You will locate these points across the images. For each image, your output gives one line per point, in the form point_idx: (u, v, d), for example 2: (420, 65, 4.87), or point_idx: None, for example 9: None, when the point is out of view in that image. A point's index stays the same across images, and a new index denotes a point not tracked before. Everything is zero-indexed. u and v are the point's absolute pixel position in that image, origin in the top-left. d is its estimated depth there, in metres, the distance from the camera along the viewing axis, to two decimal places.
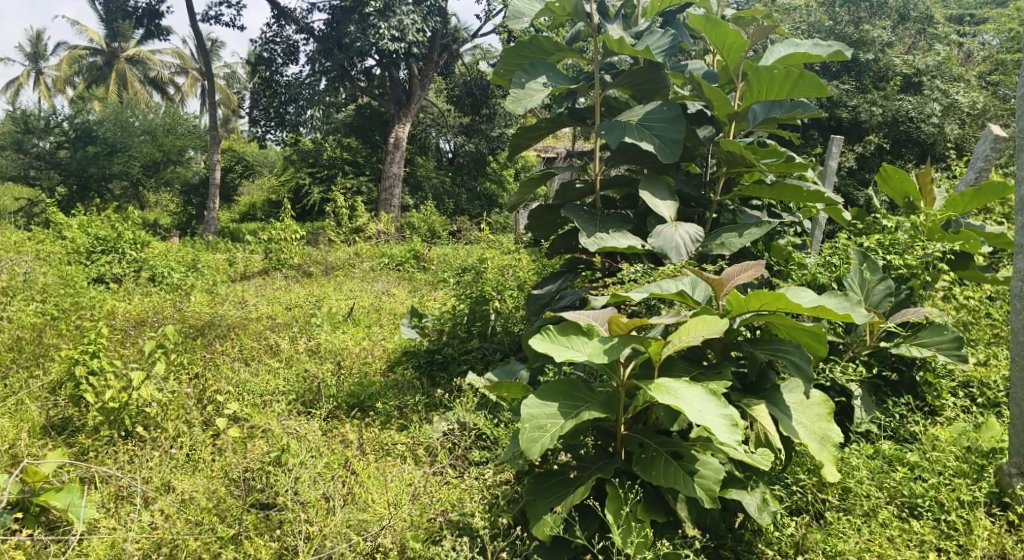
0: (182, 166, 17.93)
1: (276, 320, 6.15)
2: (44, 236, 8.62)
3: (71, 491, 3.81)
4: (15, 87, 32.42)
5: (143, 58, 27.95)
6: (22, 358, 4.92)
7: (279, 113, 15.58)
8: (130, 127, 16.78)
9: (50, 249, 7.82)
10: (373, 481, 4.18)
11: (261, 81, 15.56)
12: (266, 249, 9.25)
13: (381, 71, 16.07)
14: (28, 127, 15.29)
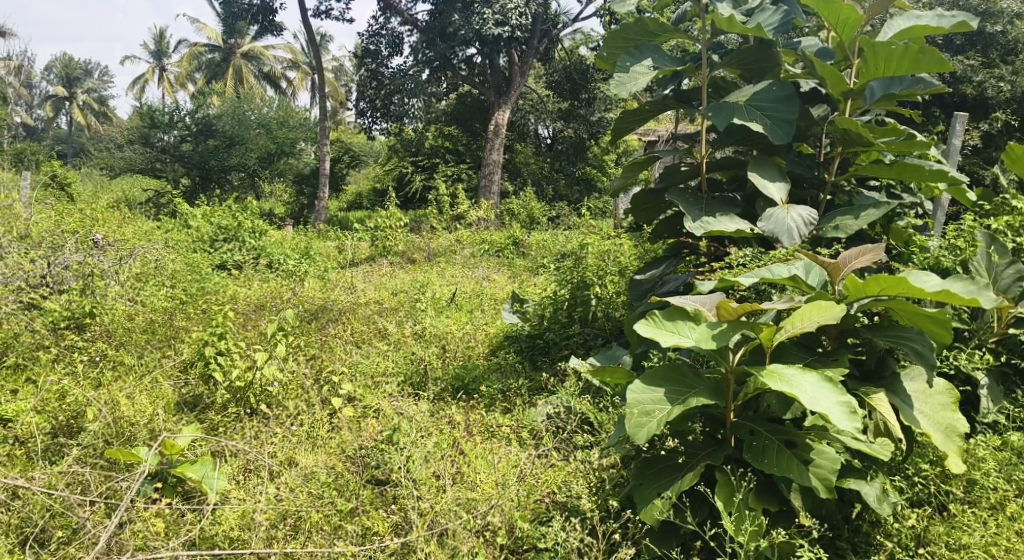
0: (293, 158, 18.15)
1: (383, 305, 6.31)
2: (172, 225, 9.16)
3: (203, 464, 4.12)
4: (141, 84, 34.17)
5: (256, 53, 28.90)
6: (156, 339, 5.25)
7: (384, 103, 16.07)
8: (246, 121, 17.39)
9: (177, 238, 8.31)
10: (480, 461, 4.33)
11: (368, 74, 16.04)
12: (373, 237, 9.57)
13: (482, 59, 16.15)
14: (154, 123, 16.35)
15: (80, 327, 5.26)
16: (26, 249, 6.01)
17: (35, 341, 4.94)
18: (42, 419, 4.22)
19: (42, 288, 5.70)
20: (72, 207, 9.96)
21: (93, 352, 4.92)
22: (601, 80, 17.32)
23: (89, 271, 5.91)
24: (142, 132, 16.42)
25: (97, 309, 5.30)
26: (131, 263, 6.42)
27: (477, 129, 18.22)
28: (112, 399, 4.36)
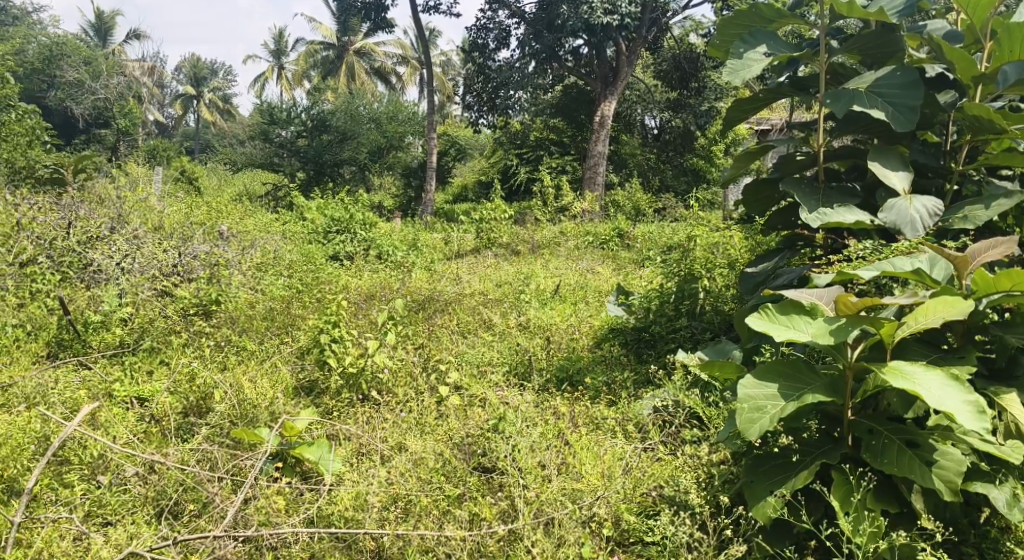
0: (402, 153, 18.63)
1: (487, 296, 6.40)
2: (288, 217, 9.59)
3: (319, 446, 4.29)
4: (261, 80, 35.37)
5: (368, 49, 28.87)
6: (274, 327, 5.51)
7: (490, 98, 16.13)
8: (359, 116, 17.72)
9: (294, 230, 8.67)
10: (586, 453, 4.33)
11: (476, 68, 16.15)
12: (477, 229, 9.69)
13: (589, 50, 16.01)
14: (273, 119, 16.91)
15: (206, 313, 5.56)
16: (160, 239, 6.50)
17: (167, 326, 5.25)
18: (175, 399, 4.52)
19: (174, 276, 6.14)
20: (199, 201, 10.49)
21: (219, 338, 5.22)
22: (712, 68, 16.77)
23: (214, 262, 6.41)
24: (263, 128, 17.13)
25: (222, 297, 5.63)
26: (252, 254, 6.93)
27: (583, 121, 17.84)
28: (236, 383, 4.64)
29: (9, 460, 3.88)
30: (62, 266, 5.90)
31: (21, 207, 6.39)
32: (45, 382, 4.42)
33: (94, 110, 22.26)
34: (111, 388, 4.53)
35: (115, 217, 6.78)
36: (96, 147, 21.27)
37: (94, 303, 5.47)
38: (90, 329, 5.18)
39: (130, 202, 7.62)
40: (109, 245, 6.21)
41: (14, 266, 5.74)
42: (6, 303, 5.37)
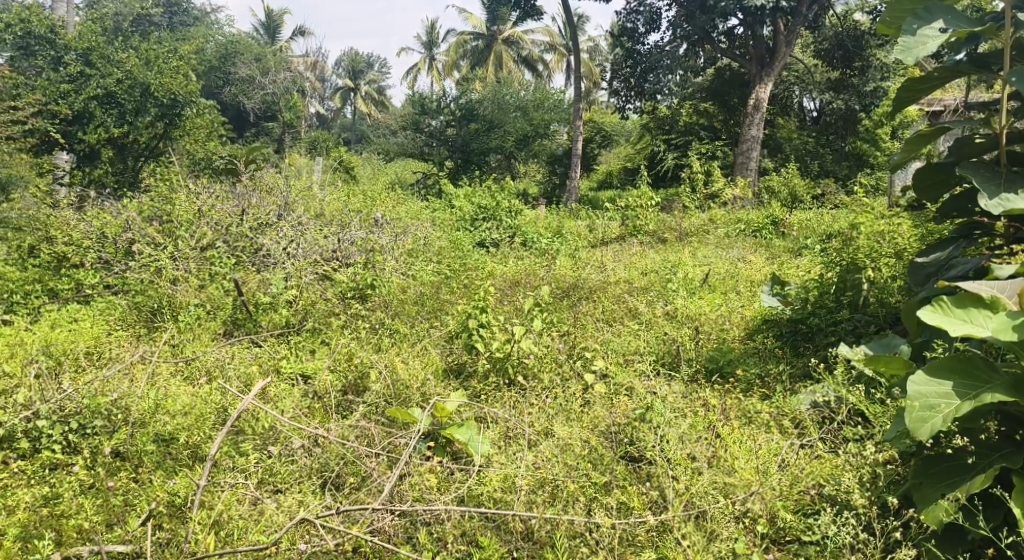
0: (547, 139, 18.19)
1: (633, 285, 6.34)
2: (438, 205, 9.86)
3: (469, 427, 4.41)
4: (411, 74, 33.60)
5: (515, 37, 26.61)
6: (425, 311, 5.70)
7: (638, 82, 15.57)
8: (506, 105, 17.46)
9: (443, 217, 8.90)
10: (739, 447, 4.24)
11: (623, 53, 15.55)
12: (623, 217, 9.56)
13: (744, 31, 14.87)
14: (424, 109, 17.41)
15: (362, 296, 5.92)
16: (321, 226, 6.96)
17: (327, 308, 5.61)
18: (335, 377, 4.79)
19: (333, 260, 6.50)
20: (356, 189, 10.99)
21: (373, 320, 5.50)
22: (879, 45, 15.23)
23: (370, 247, 6.74)
24: (413, 118, 17.66)
25: (376, 281, 5.95)
26: (404, 239, 7.19)
27: (735, 104, 16.67)
28: (391, 363, 4.87)
29: (192, 429, 4.30)
30: (237, 250, 6.44)
31: (201, 196, 7.05)
32: (223, 357, 4.88)
33: (262, 104, 23.75)
34: (279, 364, 4.88)
35: (281, 205, 7.31)
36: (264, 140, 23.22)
37: (264, 286, 5.90)
38: (260, 310, 5.57)
39: (296, 190, 8.10)
40: (277, 231, 6.76)
41: (196, 248, 6.35)
42: (188, 284, 5.83)
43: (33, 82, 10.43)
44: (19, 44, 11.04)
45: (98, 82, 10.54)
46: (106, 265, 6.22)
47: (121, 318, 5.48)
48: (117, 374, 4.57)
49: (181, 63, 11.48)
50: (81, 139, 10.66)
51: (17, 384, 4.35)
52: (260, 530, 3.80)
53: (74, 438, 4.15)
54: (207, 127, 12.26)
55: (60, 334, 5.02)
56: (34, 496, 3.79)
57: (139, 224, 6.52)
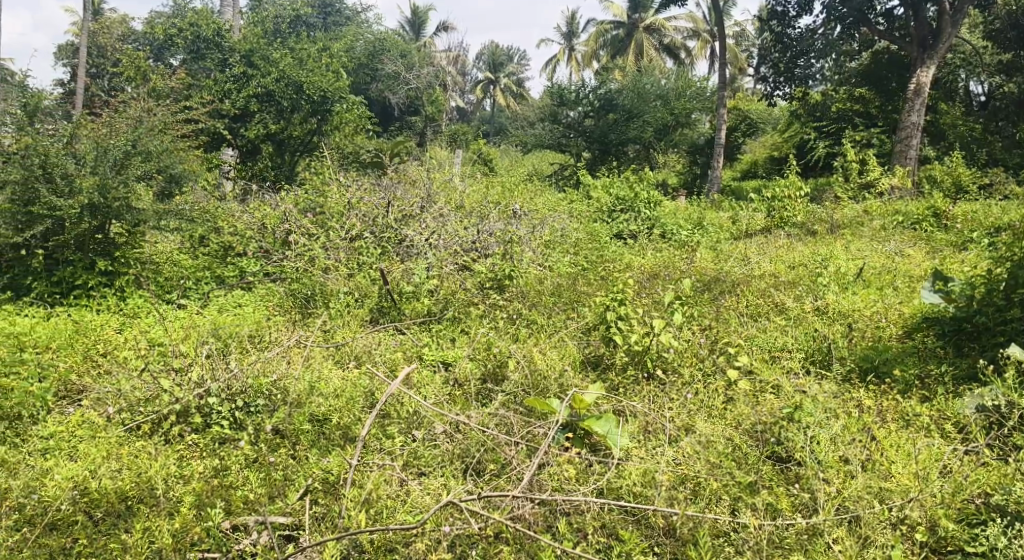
0: (689, 129, 17.25)
1: (780, 279, 6.12)
2: (575, 196, 9.85)
3: (607, 420, 4.37)
4: (553, 64, 31.85)
5: (658, 26, 24.70)
6: (561, 302, 5.73)
7: (788, 67, 14.76)
8: (646, 93, 16.86)
9: (580, 208, 8.92)
10: (896, 451, 4.02)
11: (772, 37, 14.75)
12: (768, 209, 9.22)
13: (905, 10, 13.65)
14: (562, 100, 17.26)
15: (500, 286, 6.00)
16: (461, 217, 7.10)
17: (467, 299, 5.76)
18: (475, 365, 4.93)
19: (473, 252, 6.61)
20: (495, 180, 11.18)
21: (511, 311, 5.60)
22: None
23: (508, 238, 6.81)
24: (553, 109, 17.52)
25: (514, 272, 6.06)
26: (541, 231, 7.26)
27: (894, 90, 15.13)
28: (530, 354, 4.94)
29: (343, 411, 4.54)
30: (383, 240, 6.71)
31: (351, 189, 7.45)
32: (370, 344, 5.14)
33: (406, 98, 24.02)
34: (422, 351, 5.08)
35: (425, 197, 7.50)
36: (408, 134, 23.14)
37: (407, 275, 6.10)
38: (404, 298, 5.80)
39: (438, 182, 8.29)
40: (420, 222, 6.99)
41: (346, 239, 6.69)
42: (339, 272, 6.15)
43: (202, 82, 11.28)
44: (190, 47, 11.58)
45: (258, 82, 11.32)
46: (266, 254, 6.85)
47: (279, 303, 5.86)
48: (276, 356, 4.91)
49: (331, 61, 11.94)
50: (243, 134, 11.58)
51: (192, 362, 4.74)
52: (407, 510, 3.92)
53: (240, 416, 4.47)
54: (355, 121, 12.85)
55: (228, 318, 5.44)
56: (206, 468, 4.08)
57: (296, 216, 7.07)
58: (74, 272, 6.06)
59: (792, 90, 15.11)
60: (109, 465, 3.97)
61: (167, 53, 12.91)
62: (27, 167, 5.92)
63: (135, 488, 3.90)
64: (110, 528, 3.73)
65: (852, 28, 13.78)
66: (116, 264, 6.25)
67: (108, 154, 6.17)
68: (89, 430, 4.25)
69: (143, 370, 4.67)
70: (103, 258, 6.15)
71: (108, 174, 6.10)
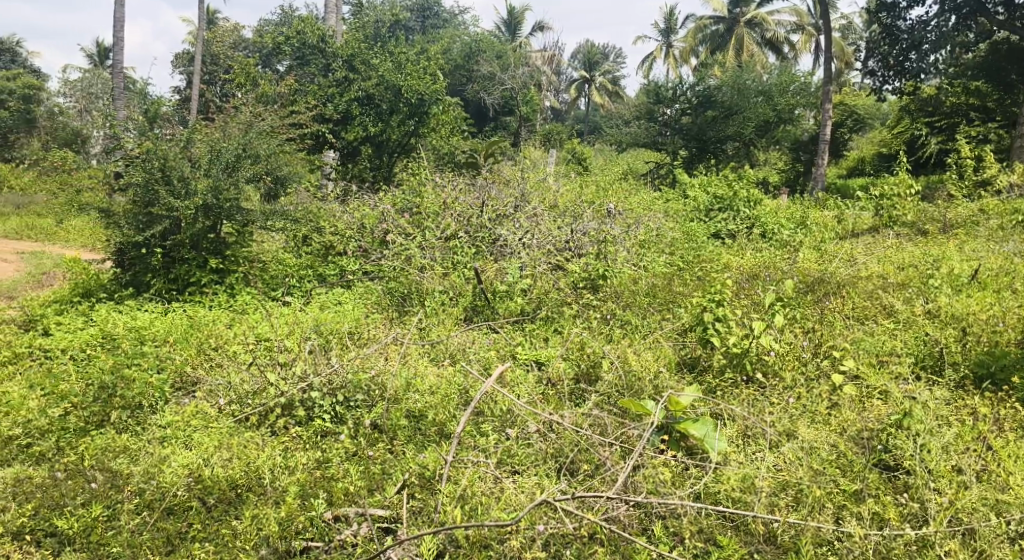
0: (792, 126, 16.60)
1: (888, 280, 5.84)
2: (671, 195, 9.73)
3: (705, 423, 4.27)
4: (648, 61, 30.33)
5: (759, 20, 23.21)
6: (657, 303, 5.66)
7: (898, 61, 14.12)
8: (747, 90, 16.04)
9: (677, 207, 8.82)
10: (1015, 462, 3.82)
11: (882, 30, 14.17)
12: (875, 207, 8.82)
13: None
14: (659, 98, 16.59)
15: (594, 286, 6.04)
16: (555, 217, 7.12)
17: (560, 298, 5.80)
18: (568, 365, 4.93)
19: (566, 251, 6.61)
20: (589, 180, 11.12)
21: (604, 312, 5.58)
22: None
23: (602, 238, 6.77)
24: (648, 108, 16.91)
25: (608, 272, 6.05)
26: (636, 230, 7.16)
27: (1014, 82, 14.08)
28: (623, 354, 4.92)
29: (438, 408, 4.61)
30: (477, 240, 6.78)
31: (447, 189, 7.57)
32: (464, 341, 5.22)
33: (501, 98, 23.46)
34: (515, 350, 5.12)
35: (518, 197, 7.55)
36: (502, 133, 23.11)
37: (501, 274, 6.16)
38: (497, 297, 5.87)
39: (532, 182, 8.31)
40: (515, 222, 7.03)
41: (442, 238, 6.81)
42: (434, 271, 6.26)
43: (307, 88, 11.75)
44: (296, 54, 12.01)
45: (360, 86, 11.65)
46: (364, 253, 6.96)
47: (377, 301, 6.04)
48: (374, 352, 5.04)
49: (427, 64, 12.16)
50: (344, 137, 11.95)
51: (296, 356, 4.93)
52: (501, 508, 3.93)
53: (340, 409, 4.62)
54: (450, 122, 13.09)
55: (329, 315, 5.61)
56: (310, 459, 4.24)
57: (394, 216, 7.22)
58: (189, 270, 6.42)
59: (902, 85, 14.48)
60: (221, 454, 4.18)
61: (274, 60, 13.49)
62: (148, 170, 6.33)
63: (245, 477, 4.09)
64: (222, 515, 3.93)
65: (969, 19, 13.03)
66: (228, 262, 6.57)
67: (220, 156, 6.52)
68: (202, 420, 4.48)
69: (250, 364, 4.90)
70: (215, 257, 6.49)
71: (220, 176, 6.45)
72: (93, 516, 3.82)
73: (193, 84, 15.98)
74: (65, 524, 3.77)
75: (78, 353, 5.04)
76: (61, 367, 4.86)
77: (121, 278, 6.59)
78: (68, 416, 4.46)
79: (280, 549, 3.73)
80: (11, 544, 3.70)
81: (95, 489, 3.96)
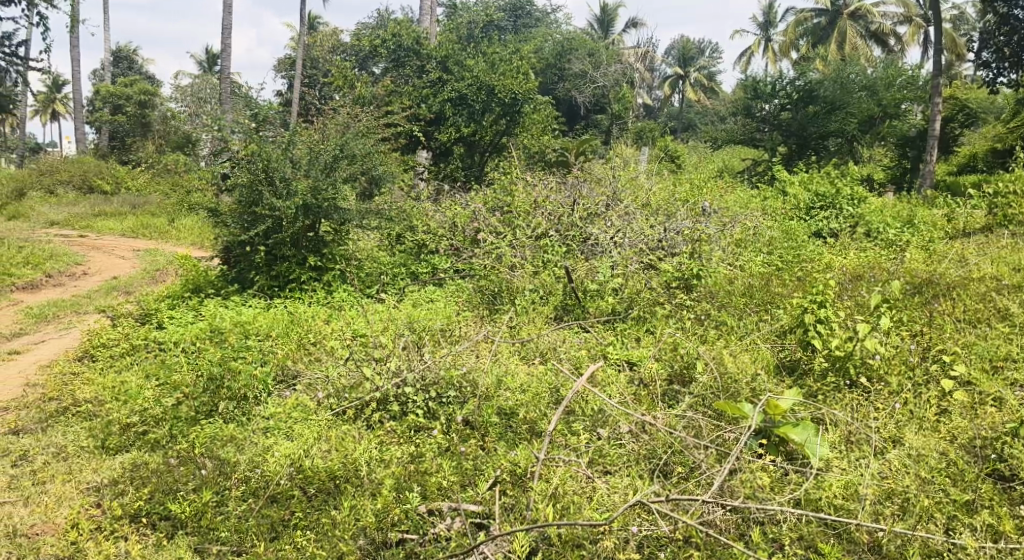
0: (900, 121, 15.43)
1: (1004, 282, 5.50)
2: (769, 192, 9.51)
3: (806, 428, 4.11)
4: (747, 56, 29.33)
5: (864, 12, 21.96)
6: (754, 304, 5.52)
7: (1015, 51, 13.09)
8: (851, 84, 15.32)
9: (776, 205, 8.63)
10: None
11: (997, 19, 13.21)
12: (990, 205, 8.29)
13: None
14: (758, 93, 16.02)
15: (687, 286, 5.94)
16: (648, 216, 7.06)
17: (652, 298, 5.75)
18: (661, 365, 4.87)
19: (659, 250, 6.55)
20: (683, 177, 10.96)
21: (699, 312, 5.51)
22: None
23: (697, 237, 6.67)
24: (746, 103, 16.35)
25: (702, 272, 5.93)
26: (732, 229, 7.02)
27: None
28: (719, 356, 4.82)
29: (529, 406, 4.62)
30: (568, 239, 6.79)
31: (538, 188, 7.60)
32: (555, 341, 5.24)
33: (593, 97, 22.83)
34: (607, 350, 5.10)
35: (610, 195, 7.50)
36: (592, 132, 22.94)
37: (592, 273, 6.17)
38: (588, 296, 5.90)
39: (625, 179, 8.23)
40: (606, 222, 7.00)
41: (533, 237, 6.85)
42: (524, 270, 6.30)
43: (403, 89, 12.09)
44: (392, 56, 12.39)
45: (453, 86, 11.85)
46: (456, 251, 7.20)
47: (468, 299, 6.14)
48: (465, 349, 5.11)
49: (521, 63, 12.22)
50: (437, 138, 12.19)
51: (390, 352, 5.05)
52: (594, 507, 3.88)
53: (433, 405, 4.68)
54: (542, 121, 13.12)
55: (421, 312, 5.71)
56: (404, 453, 4.30)
57: (485, 214, 7.30)
58: (289, 267, 6.65)
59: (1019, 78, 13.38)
60: (320, 446, 4.31)
61: (371, 63, 13.91)
62: (253, 171, 6.61)
63: (343, 469, 4.18)
64: (322, 505, 4.03)
65: None
66: (325, 260, 6.80)
67: (319, 158, 6.76)
68: (302, 413, 4.62)
69: (347, 359, 5.03)
70: (314, 255, 6.72)
71: (320, 177, 6.66)
72: (203, 501, 3.99)
73: (294, 88, 16.60)
74: (178, 508, 3.96)
75: (189, 345, 5.32)
76: (174, 358, 5.15)
77: (227, 275, 6.93)
78: (180, 405, 4.71)
79: (376, 539, 3.81)
80: (129, 526, 3.92)
81: (205, 475, 4.15)
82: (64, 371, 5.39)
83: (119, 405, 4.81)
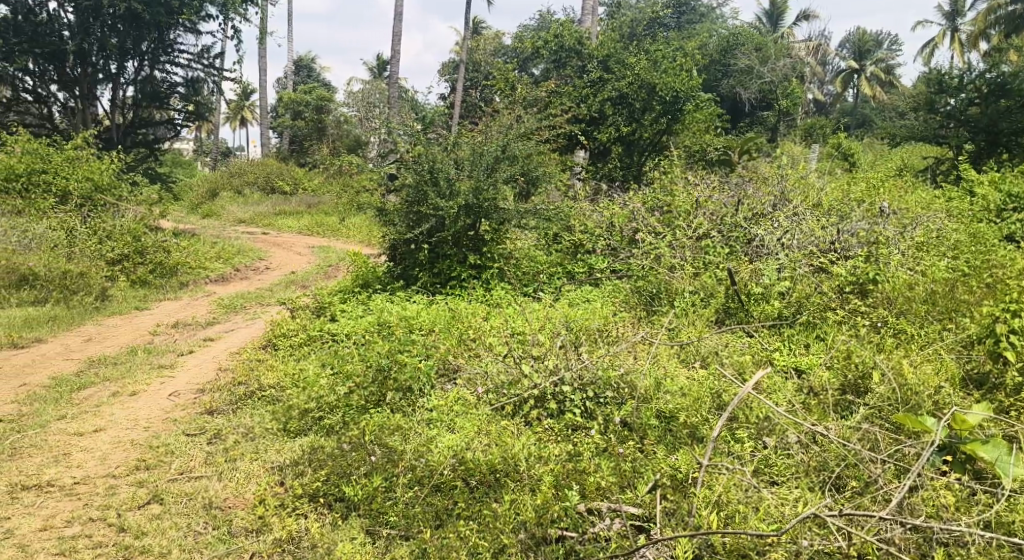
0: None
1: None
2: (954, 193, 8.88)
3: (996, 446, 3.81)
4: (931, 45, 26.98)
5: None
6: (937, 312, 5.22)
7: None
8: None
9: (961, 207, 8.09)
10: None
11: None
12: None
13: None
14: (940, 86, 13.11)
15: (862, 291, 5.69)
16: (820, 217, 6.82)
17: (824, 302, 5.57)
18: (833, 374, 4.68)
19: (832, 252, 6.33)
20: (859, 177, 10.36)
21: (876, 319, 5.28)
22: None
23: (874, 239, 6.38)
24: (927, 97, 13.47)
25: (879, 276, 5.62)
26: (913, 231, 6.64)
27: None
28: (898, 366, 4.57)
29: (691, 410, 4.53)
30: (731, 239, 6.73)
31: (699, 188, 7.53)
32: (718, 344, 5.18)
33: (760, 93, 21.97)
34: (773, 356, 4.96)
35: (778, 195, 7.34)
36: (757, 129, 22.32)
37: (756, 275, 6.08)
38: (752, 300, 5.76)
39: (795, 179, 7.96)
40: (772, 222, 6.89)
41: (693, 238, 6.82)
42: (685, 271, 6.32)
43: (563, 90, 12.29)
44: (553, 57, 12.85)
45: (613, 85, 11.86)
46: (613, 251, 7.31)
47: (626, 300, 6.19)
48: (624, 350, 5.14)
49: (685, 61, 11.99)
50: (596, 137, 12.22)
51: (549, 351, 5.12)
52: (760, 518, 3.72)
53: (592, 405, 4.69)
54: (704, 119, 12.85)
55: (579, 312, 5.76)
56: (562, 452, 4.29)
57: (644, 214, 7.42)
58: (450, 265, 6.88)
59: None
60: (481, 440, 4.40)
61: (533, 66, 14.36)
62: (420, 172, 6.93)
63: (502, 463, 4.23)
64: (483, 497, 4.11)
65: None
66: (485, 259, 6.92)
67: (481, 159, 6.96)
68: (463, 406, 4.77)
69: (507, 355, 5.15)
70: (474, 253, 6.91)
71: (482, 177, 6.85)
72: (374, 486, 4.18)
73: (460, 90, 17.00)
74: (351, 490, 4.17)
75: (359, 338, 5.66)
76: (346, 350, 5.49)
77: (393, 271, 7.23)
78: (351, 394, 4.97)
79: (537, 534, 3.81)
80: (309, 505, 4.17)
81: (375, 462, 4.33)
82: (250, 359, 5.84)
83: (298, 391, 5.15)
